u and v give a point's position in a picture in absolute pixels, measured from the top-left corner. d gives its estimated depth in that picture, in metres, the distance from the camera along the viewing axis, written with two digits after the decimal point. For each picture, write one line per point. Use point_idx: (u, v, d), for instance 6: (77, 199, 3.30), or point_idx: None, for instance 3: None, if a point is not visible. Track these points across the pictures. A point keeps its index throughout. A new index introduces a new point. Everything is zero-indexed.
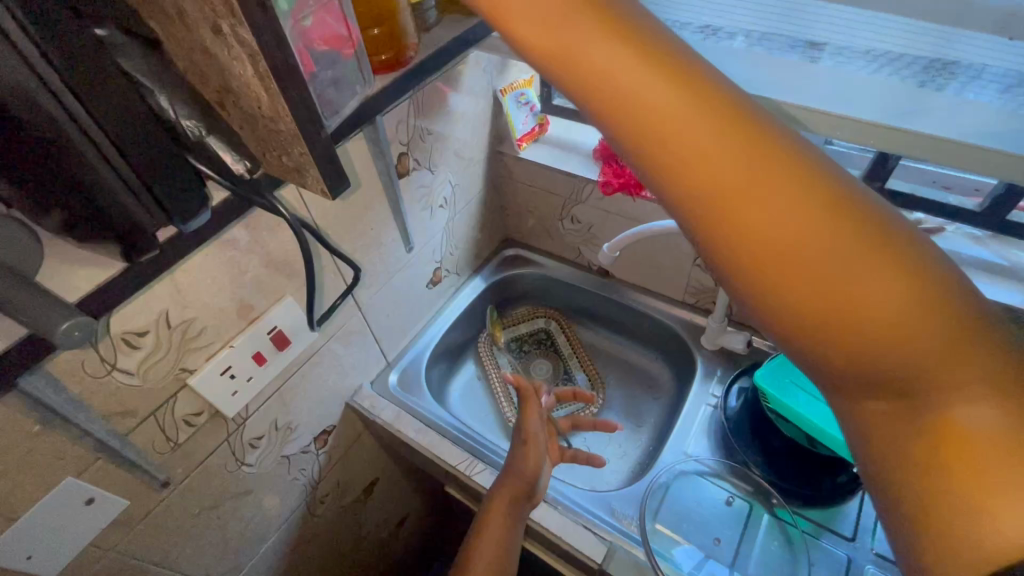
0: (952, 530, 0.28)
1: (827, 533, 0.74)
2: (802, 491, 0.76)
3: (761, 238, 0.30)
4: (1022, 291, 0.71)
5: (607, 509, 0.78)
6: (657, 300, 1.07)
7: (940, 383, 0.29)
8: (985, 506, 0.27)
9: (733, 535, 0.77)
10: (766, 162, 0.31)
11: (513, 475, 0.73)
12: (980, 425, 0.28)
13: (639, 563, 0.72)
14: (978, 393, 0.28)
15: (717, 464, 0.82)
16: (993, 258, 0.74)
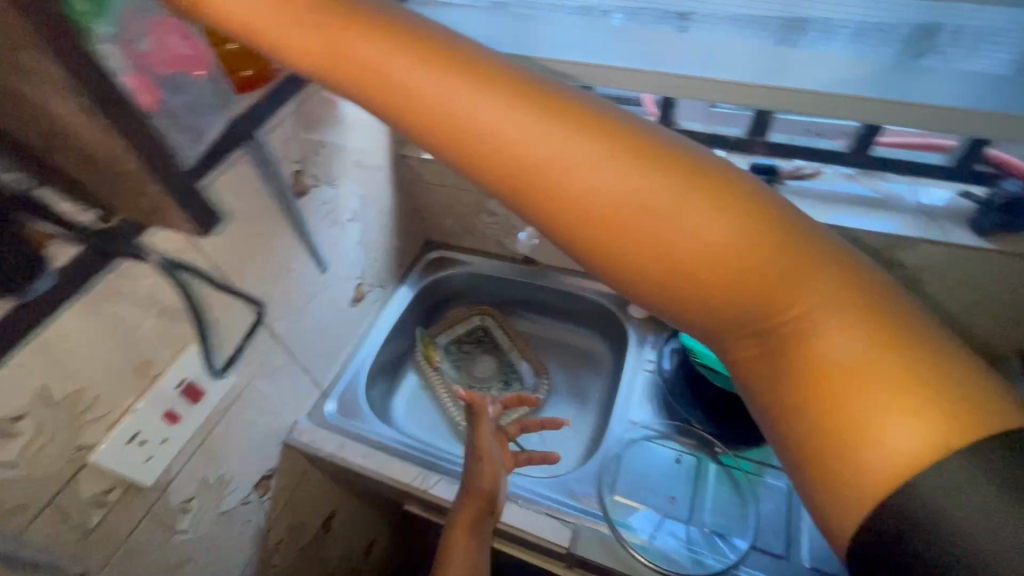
0: (841, 466, 0.27)
1: (768, 468, 0.80)
2: (738, 435, 0.82)
3: (619, 209, 0.32)
4: (896, 217, 0.77)
5: (566, 492, 0.79)
6: (585, 279, 1.09)
7: (803, 321, 0.30)
8: (861, 435, 0.27)
9: (688, 489, 0.79)
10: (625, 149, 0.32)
11: (470, 494, 0.68)
12: (844, 356, 0.28)
13: (604, 537, 0.73)
14: (840, 328, 0.29)
15: (662, 426, 0.85)
16: (867, 192, 0.80)
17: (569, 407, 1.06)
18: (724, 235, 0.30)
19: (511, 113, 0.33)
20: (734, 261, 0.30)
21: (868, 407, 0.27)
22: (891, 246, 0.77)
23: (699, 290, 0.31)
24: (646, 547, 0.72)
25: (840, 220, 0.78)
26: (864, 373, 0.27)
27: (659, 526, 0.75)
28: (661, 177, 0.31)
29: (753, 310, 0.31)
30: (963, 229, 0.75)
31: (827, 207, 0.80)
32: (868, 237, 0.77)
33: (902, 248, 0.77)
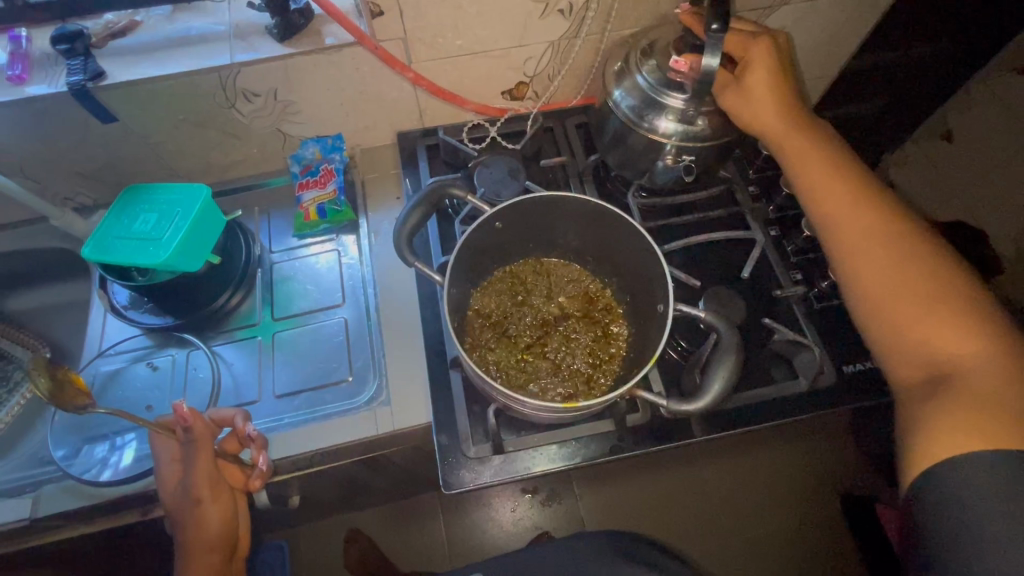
0: (887, 313, 0.56)
1: (244, 329, 0.80)
2: (206, 316, 0.78)
3: (846, 238, 0.60)
4: (220, 48, 0.71)
5: (36, 461, 0.73)
6: (30, 224, 0.85)
7: (887, 259, 0.58)
8: (913, 328, 0.55)
9: (167, 391, 0.76)
10: (849, 204, 0.61)
11: (195, 549, 0.64)
12: (871, 234, 0.59)
13: (66, 484, 0.67)
14: (889, 238, 0.58)
15: (134, 345, 0.79)
16: (192, 29, 0.73)
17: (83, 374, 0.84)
18: (871, 229, 0.59)
19: (850, 212, 0.61)
20: (901, 262, 0.57)
21: (938, 322, 0.53)
22: (225, 77, 0.71)
23: (838, 226, 0.61)
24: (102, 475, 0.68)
25: (159, 75, 0.69)
26: (761, 126, 0.65)
27: (121, 446, 0.71)
28: (890, 243, 0.58)
29: (874, 255, 0.58)
30: (269, 42, 0.72)
31: (144, 62, 0.70)
32: (204, 79, 0.71)
33: (237, 75, 0.72)
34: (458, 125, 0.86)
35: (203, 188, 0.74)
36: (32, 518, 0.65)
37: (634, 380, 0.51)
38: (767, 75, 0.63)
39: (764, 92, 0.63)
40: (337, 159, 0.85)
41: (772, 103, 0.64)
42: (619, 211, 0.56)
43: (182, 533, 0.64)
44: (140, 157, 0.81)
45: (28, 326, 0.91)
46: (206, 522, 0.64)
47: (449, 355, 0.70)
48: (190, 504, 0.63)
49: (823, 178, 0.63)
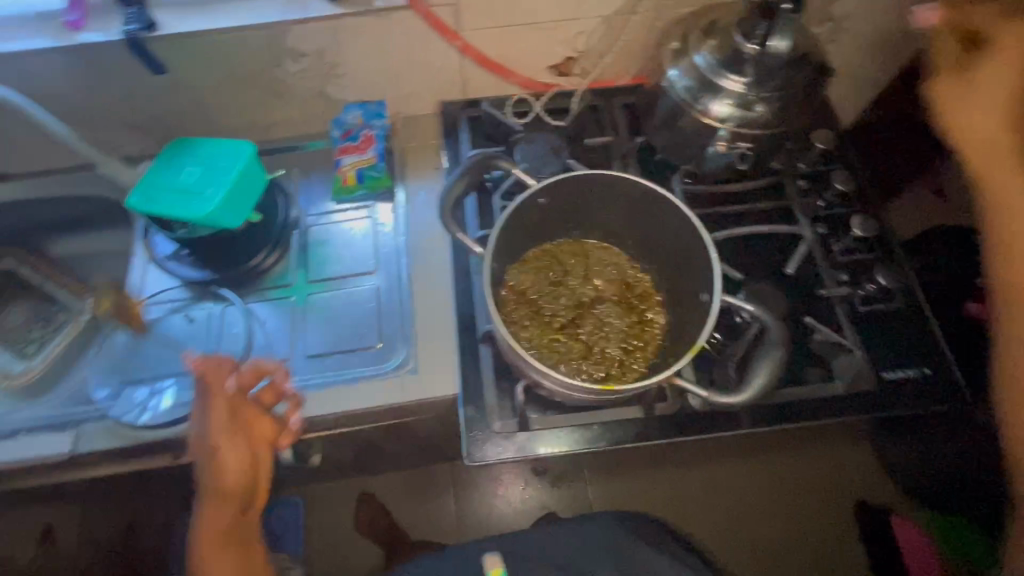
0: None
1: (278, 288, 0.82)
2: (242, 274, 0.80)
3: None
4: (272, 5, 0.71)
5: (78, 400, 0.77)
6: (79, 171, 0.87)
7: None
8: None
9: (202, 342, 0.78)
10: None
11: (212, 495, 0.64)
12: None
13: (106, 424, 0.70)
14: None
15: (173, 295, 0.81)
16: None
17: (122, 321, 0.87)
18: None
19: None
20: None
21: None
22: (276, 34, 0.71)
23: None
24: (140, 416, 0.70)
25: (211, 28, 0.69)
26: None
27: (159, 391, 0.74)
28: None
29: None
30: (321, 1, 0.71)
31: (197, 15, 0.71)
32: (254, 36, 0.71)
33: (287, 33, 0.72)
34: (502, 99, 0.85)
35: (248, 146, 0.74)
36: (75, 453, 0.68)
37: (674, 366, 0.51)
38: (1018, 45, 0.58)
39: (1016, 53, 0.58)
40: (378, 126, 0.84)
41: (1015, 70, 0.58)
42: (668, 194, 0.55)
43: (206, 474, 0.63)
44: (187, 111, 0.81)
45: (73, 270, 0.94)
46: (224, 468, 0.62)
47: (478, 329, 0.71)
48: (206, 447, 0.63)
49: None
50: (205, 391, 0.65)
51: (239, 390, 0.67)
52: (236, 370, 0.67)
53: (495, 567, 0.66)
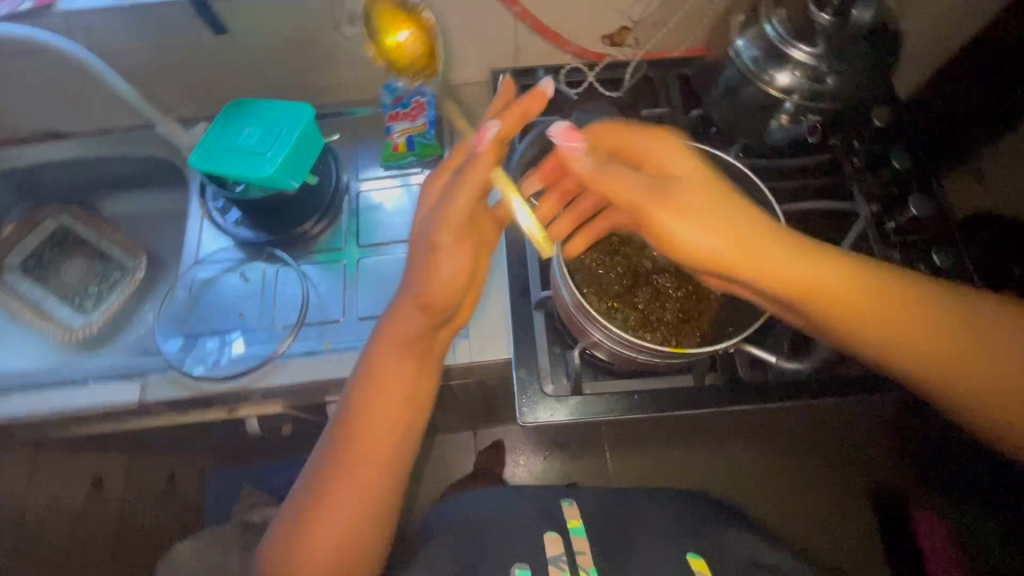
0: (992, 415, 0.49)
1: (330, 251, 0.83)
2: (297, 236, 0.82)
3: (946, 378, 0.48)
4: None
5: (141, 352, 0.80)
6: (136, 130, 0.89)
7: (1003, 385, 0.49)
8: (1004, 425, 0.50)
9: (258, 301, 0.80)
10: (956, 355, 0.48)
11: (408, 303, 0.58)
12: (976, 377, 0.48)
13: (172, 375, 0.73)
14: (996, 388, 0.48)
15: (228, 254, 0.83)
16: None
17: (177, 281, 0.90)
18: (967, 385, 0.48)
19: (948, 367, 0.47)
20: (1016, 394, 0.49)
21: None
22: None
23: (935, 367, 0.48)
24: (211, 368, 0.74)
25: None
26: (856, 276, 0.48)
27: (223, 344, 0.77)
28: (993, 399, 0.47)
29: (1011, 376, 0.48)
30: None
31: None
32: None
33: None
34: (554, 68, 0.84)
35: (308, 109, 0.76)
36: (145, 402, 0.72)
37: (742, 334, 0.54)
38: (734, 225, 0.49)
39: (740, 229, 0.49)
40: (428, 92, 0.85)
41: (715, 245, 0.49)
42: None
43: (427, 268, 0.56)
44: (244, 73, 0.82)
45: (128, 229, 0.96)
46: (438, 269, 0.56)
47: (533, 296, 0.70)
48: (442, 230, 0.55)
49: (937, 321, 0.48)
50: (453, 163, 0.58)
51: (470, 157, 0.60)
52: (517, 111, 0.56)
53: (573, 518, 0.63)
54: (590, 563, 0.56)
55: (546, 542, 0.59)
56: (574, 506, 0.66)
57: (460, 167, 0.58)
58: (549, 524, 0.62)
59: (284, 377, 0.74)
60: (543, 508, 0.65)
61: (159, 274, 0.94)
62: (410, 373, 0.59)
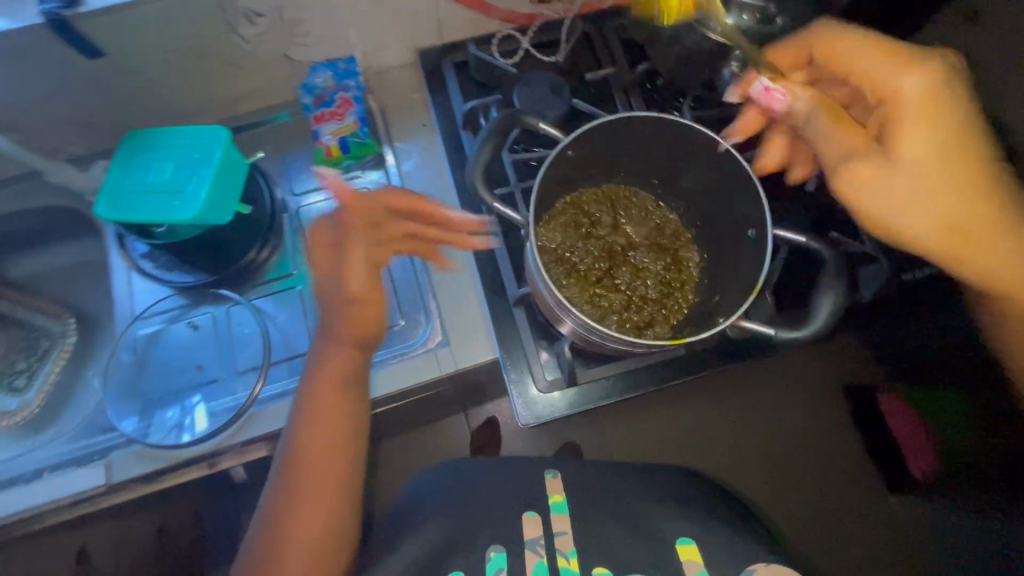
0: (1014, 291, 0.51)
1: (284, 279, 0.77)
2: (239, 270, 0.74)
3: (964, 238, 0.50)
4: None
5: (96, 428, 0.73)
6: (23, 182, 0.77)
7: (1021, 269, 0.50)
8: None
9: (214, 349, 0.74)
10: (979, 218, 0.49)
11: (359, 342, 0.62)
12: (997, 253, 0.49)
13: (136, 450, 0.67)
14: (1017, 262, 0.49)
15: (167, 304, 0.75)
16: None
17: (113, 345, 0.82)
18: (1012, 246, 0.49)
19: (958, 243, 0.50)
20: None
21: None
22: None
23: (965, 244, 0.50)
24: (180, 434, 0.68)
25: None
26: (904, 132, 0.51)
27: (189, 403, 0.71)
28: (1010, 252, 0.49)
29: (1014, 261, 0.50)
30: None
31: None
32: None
33: None
34: (484, 38, 0.77)
35: (222, 131, 0.67)
36: (113, 483, 0.65)
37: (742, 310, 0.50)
38: (824, 103, 0.53)
39: (818, 106, 0.54)
40: (353, 86, 0.76)
41: (792, 112, 0.55)
42: (707, 130, 0.53)
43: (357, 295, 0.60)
44: (135, 97, 0.71)
45: (44, 291, 0.86)
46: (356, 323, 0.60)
47: (511, 294, 0.68)
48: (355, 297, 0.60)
49: (958, 198, 0.49)
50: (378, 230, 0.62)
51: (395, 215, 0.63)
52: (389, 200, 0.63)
53: (556, 492, 0.60)
54: (569, 546, 0.54)
55: (523, 523, 0.57)
56: (559, 476, 0.62)
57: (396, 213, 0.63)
58: (529, 502, 0.59)
59: (264, 425, 0.68)
60: (521, 479, 0.62)
61: (93, 334, 0.84)
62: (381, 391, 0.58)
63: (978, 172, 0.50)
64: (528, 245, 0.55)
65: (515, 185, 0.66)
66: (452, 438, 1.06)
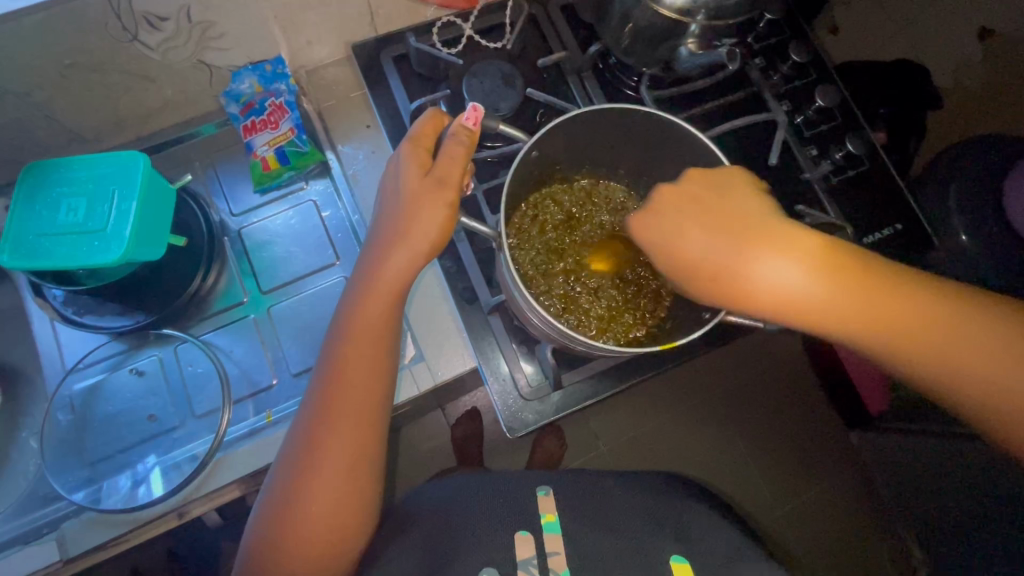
0: (914, 351, 0.46)
1: (235, 309, 0.71)
2: (180, 307, 0.67)
3: (827, 315, 0.48)
4: None
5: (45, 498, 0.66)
6: None
7: (912, 324, 0.46)
8: (942, 352, 0.45)
9: (167, 395, 0.67)
10: (848, 281, 0.47)
11: (377, 275, 0.53)
12: (875, 313, 0.46)
13: (89, 517, 0.60)
14: (900, 306, 0.46)
15: (106, 351, 0.67)
16: None
17: (43, 403, 0.73)
18: (890, 301, 0.46)
19: (820, 298, 0.47)
20: (920, 331, 0.46)
21: (960, 339, 0.45)
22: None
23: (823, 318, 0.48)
24: (140, 494, 0.62)
25: (20, 6, 0.50)
26: (711, 251, 0.50)
27: (146, 459, 0.65)
28: (891, 306, 0.46)
29: (893, 317, 0.46)
30: None
31: None
32: (81, 3, 0.52)
33: None
34: (422, 27, 0.71)
35: (138, 156, 0.59)
36: (68, 558, 0.59)
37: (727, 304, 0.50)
38: (775, 236, 0.49)
39: (763, 249, 0.49)
40: (283, 89, 0.70)
41: (720, 262, 0.49)
42: (673, 117, 0.52)
43: (383, 239, 0.53)
44: (24, 122, 0.62)
45: None
46: (362, 270, 0.54)
47: (484, 302, 0.65)
48: (372, 240, 0.55)
49: (811, 285, 0.48)
50: (394, 160, 0.55)
51: (429, 149, 0.55)
52: (425, 127, 0.55)
53: (548, 511, 0.57)
54: (563, 565, 0.52)
55: (517, 545, 0.54)
56: (551, 493, 0.60)
57: (432, 150, 0.55)
58: (517, 520, 0.56)
59: (233, 470, 0.62)
60: (510, 497, 0.60)
61: (23, 391, 0.74)
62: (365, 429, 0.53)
63: (940, 312, 0.45)
64: (500, 255, 0.52)
65: (476, 186, 0.64)
66: (427, 443, 1.04)
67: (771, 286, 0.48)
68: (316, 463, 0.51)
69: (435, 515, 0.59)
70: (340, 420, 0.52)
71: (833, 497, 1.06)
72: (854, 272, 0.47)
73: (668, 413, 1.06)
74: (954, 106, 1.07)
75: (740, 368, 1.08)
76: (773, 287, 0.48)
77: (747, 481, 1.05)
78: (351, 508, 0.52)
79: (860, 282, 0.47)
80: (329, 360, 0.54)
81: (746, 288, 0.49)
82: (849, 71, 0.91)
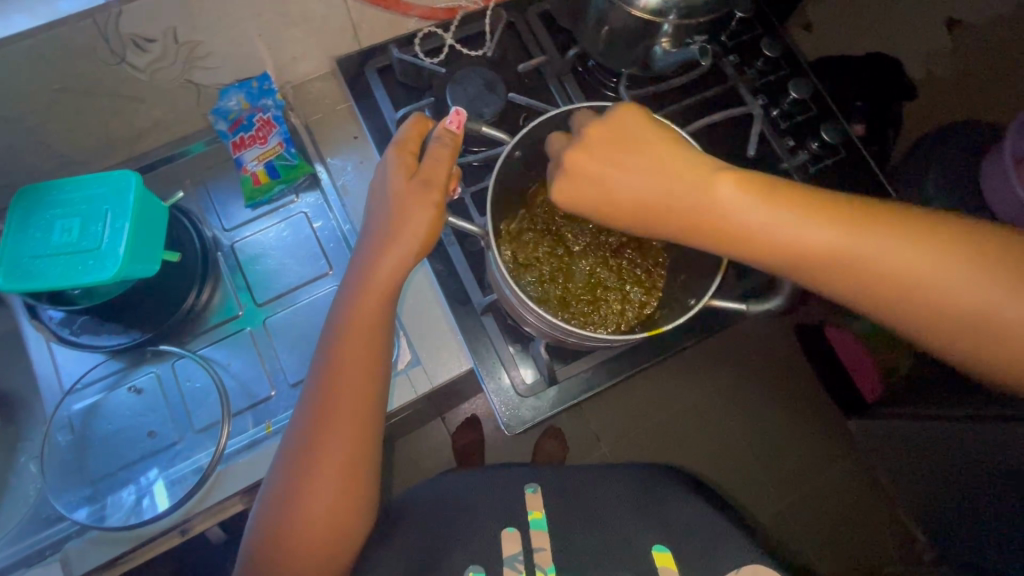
0: (866, 284, 0.44)
1: (231, 322, 0.72)
2: (176, 322, 0.68)
3: (770, 249, 0.45)
4: None
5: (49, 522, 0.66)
6: None
7: (861, 257, 0.44)
8: (896, 281, 0.43)
9: (165, 410, 0.68)
10: (794, 211, 0.44)
11: (369, 279, 0.54)
12: (821, 244, 0.44)
13: (93, 536, 0.60)
14: (844, 236, 0.44)
15: (104, 370, 0.68)
16: None
17: (42, 427, 0.73)
18: (837, 230, 0.44)
19: (763, 229, 0.45)
20: (867, 263, 0.44)
21: (921, 267, 0.43)
22: (101, 24, 0.54)
23: (766, 250, 0.45)
24: (142, 511, 0.62)
25: (9, 34, 0.51)
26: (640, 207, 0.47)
27: (148, 477, 0.65)
28: (838, 236, 0.44)
29: (840, 249, 0.44)
30: None
31: None
32: (70, 31, 0.53)
33: (115, 18, 0.54)
34: (405, 39, 0.72)
35: (130, 175, 0.60)
36: None
37: (711, 292, 0.52)
38: (703, 171, 0.46)
39: (701, 184, 0.45)
40: (270, 105, 0.71)
41: (648, 202, 0.46)
42: None
43: (375, 243, 0.54)
44: (15, 148, 0.63)
45: None
46: (354, 276, 0.55)
47: (477, 303, 0.66)
48: (364, 246, 0.56)
49: (754, 220, 0.45)
50: (381, 166, 0.57)
51: (416, 154, 0.56)
52: (412, 133, 0.56)
53: (534, 509, 0.58)
54: (547, 560, 0.53)
55: (502, 542, 0.55)
56: (539, 490, 0.60)
57: (418, 154, 0.56)
58: (512, 518, 0.57)
59: (235, 482, 0.62)
60: (506, 496, 0.60)
61: (20, 417, 0.74)
62: (361, 433, 0.54)
63: (889, 237, 0.43)
64: (489, 255, 0.54)
65: (464, 190, 0.66)
66: (425, 449, 1.04)
67: (708, 227, 0.46)
68: (313, 467, 0.52)
69: (433, 515, 0.59)
70: (338, 423, 0.53)
71: (830, 484, 1.07)
72: (805, 202, 0.44)
73: (664, 409, 1.07)
74: (927, 94, 1.10)
75: (733, 359, 1.10)
76: (709, 227, 0.46)
77: (745, 472, 1.06)
78: (348, 512, 0.53)
79: (807, 212, 0.44)
80: (324, 365, 0.54)
81: (679, 234, 0.47)
82: (822, 66, 0.94)
